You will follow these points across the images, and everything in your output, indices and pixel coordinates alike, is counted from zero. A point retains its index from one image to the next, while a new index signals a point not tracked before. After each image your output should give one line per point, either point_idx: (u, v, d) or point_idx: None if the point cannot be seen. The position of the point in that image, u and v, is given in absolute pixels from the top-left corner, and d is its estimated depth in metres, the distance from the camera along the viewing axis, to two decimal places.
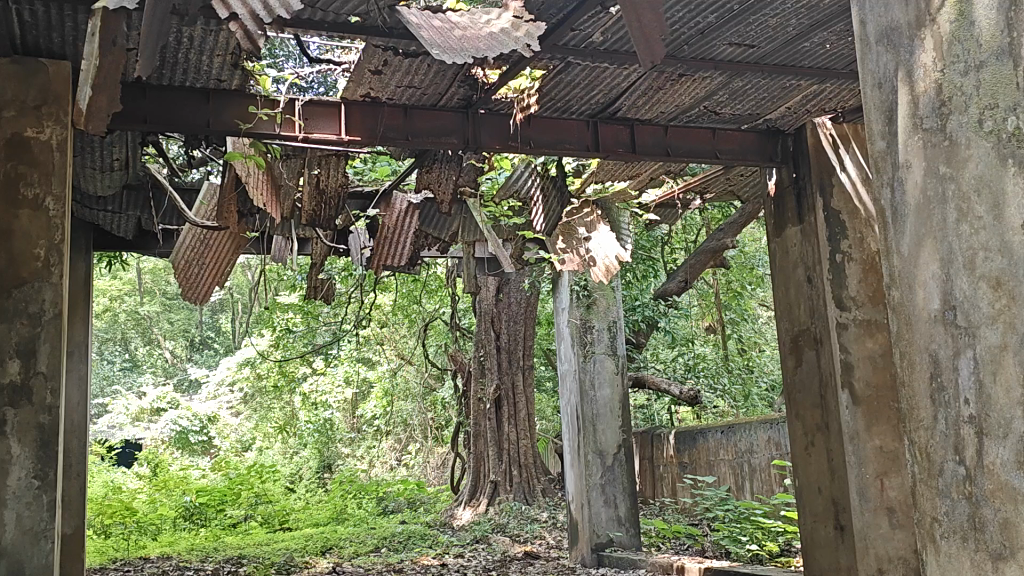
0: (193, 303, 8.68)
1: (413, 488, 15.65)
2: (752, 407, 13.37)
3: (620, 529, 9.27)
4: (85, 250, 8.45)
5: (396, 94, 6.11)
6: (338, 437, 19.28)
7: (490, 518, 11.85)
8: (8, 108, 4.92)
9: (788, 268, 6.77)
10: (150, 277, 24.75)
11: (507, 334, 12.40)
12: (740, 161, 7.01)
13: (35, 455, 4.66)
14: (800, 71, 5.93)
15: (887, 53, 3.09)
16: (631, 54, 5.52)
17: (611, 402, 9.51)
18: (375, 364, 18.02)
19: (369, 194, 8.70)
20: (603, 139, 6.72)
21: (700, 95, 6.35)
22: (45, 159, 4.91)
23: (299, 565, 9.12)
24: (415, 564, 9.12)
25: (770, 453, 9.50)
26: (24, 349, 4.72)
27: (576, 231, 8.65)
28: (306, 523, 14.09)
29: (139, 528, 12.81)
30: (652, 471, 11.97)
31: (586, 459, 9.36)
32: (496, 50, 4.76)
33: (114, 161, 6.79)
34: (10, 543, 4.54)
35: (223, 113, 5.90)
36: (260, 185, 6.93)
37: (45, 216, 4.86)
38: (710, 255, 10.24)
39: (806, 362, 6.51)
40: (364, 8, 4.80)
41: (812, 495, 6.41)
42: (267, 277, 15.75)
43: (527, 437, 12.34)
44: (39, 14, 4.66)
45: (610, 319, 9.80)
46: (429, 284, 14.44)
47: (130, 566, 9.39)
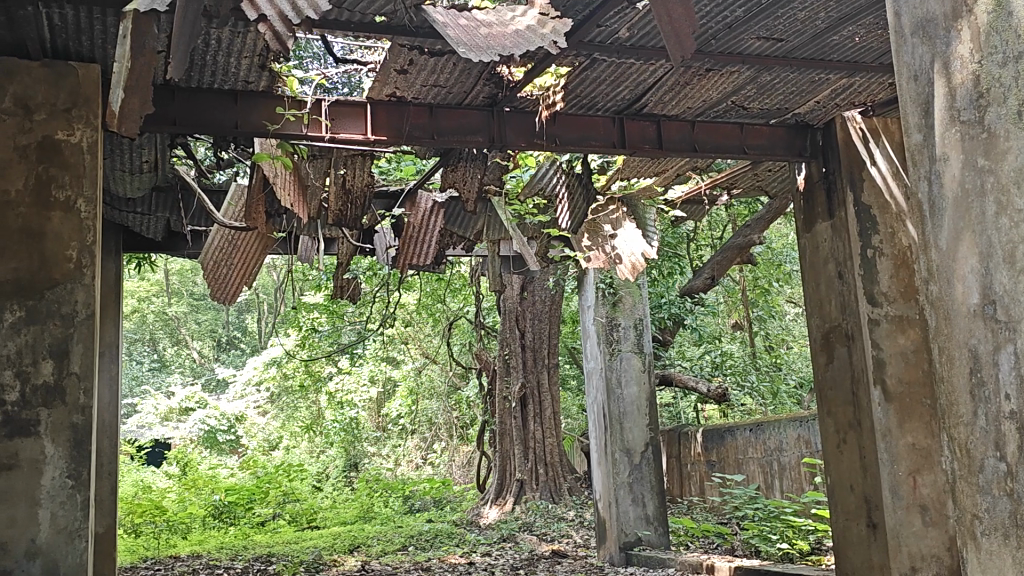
0: (222, 303, 8.72)
1: (439, 487, 15.66)
2: (780, 405, 13.37)
3: (649, 528, 9.23)
4: (115, 251, 8.53)
5: (421, 94, 6.12)
6: (364, 435, 19.37)
7: (517, 516, 11.84)
8: (39, 111, 4.97)
9: (818, 264, 6.71)
10: (177, 278, 25.46)
11: (532, 332, 12.43)
12: (769, 157, 6.94)
13: (68, 454, 4.70)
14: (829, 64, 5.88)
15: (923, 45, 3.05)
16: (658, 49, 5.49)
17: (638, 400, 9.48)
18: (400, 364, 18.18)
19: (394, 193, 8.73)
20: (630, 135, 6.70)
21: (728, 90, 6.30)
22: (76, 161, 4.96)
23: (327, 564, 9.13)
24: (443, 564, 9.08)
25: (800, 450, 9.43)
26: (56, 350, 4.77)
27: (602, 229, 8.62)
28: (334, 521, 14.13)
29: (169, 527, 12.86)
30: (679, 470, 11.93)
31: (613, 457, 9.31)
32: (522, 47, 4.76)
33: (143, 164, 6.85)
34: (44, 542, 4.59)
35: (250, 114, 5.93)
36: (287, 185, 6.93)
37: (76, 217, 4.91)
38: (736, 251, 10.15)
39: (837, 358, 6.45)
40: (391, 8, 4.80)
41: (844, 494, 6.35)
42: (293, 277, 15.86)
43: (553, 435, 12.31)
44: (69, 17, 4.70)
45: (636, 317, 9.75)
46: (453, 283, 14.50)
47: (161, 565, 9.42)
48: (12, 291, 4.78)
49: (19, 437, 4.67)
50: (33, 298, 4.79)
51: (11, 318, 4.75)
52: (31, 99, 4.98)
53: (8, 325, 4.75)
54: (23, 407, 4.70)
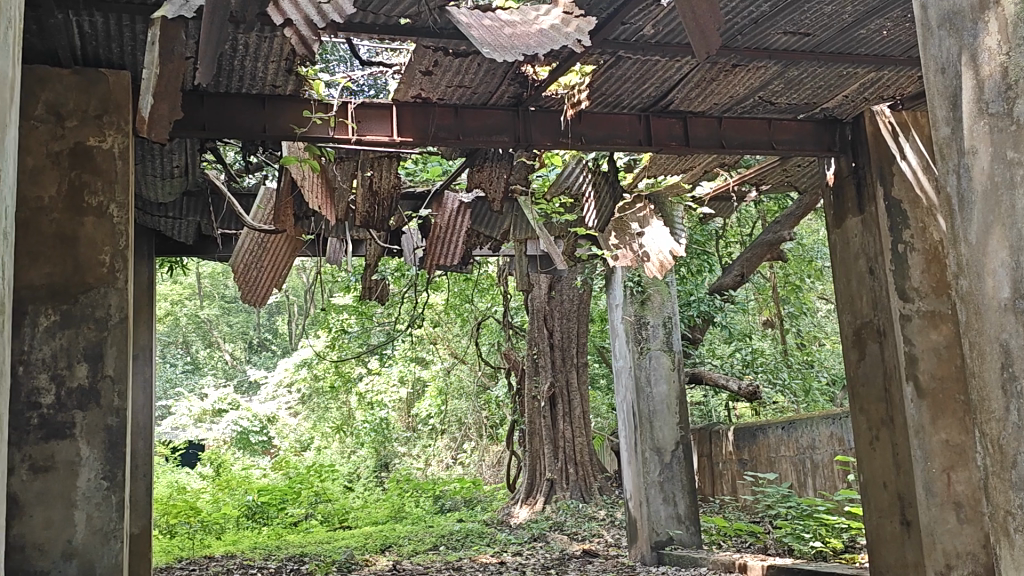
0: (253, 305, 8.78)
1: (469, 487, 15.70)
2: (813, 402, 13.27)
3: (680, 527, 9.19)
4: (148, 255, 8.65)
5: (447, 94, 6.14)
6: (394, 436, 19.48)
7: (547, 516, 11.85)
8: (71, 118, 5.06)
9: (849, 259, 6.65)
10: (209, 281, 25.72)
11: (561, 331, 12.43)
12: (797, 152, 6.90)
13: (103, 456, 4.78)
14: (857, 58, 5.83)
15: (950, 37, 3.02)
16: (683, 46, 5.48)
17: (668, 398, 9.44)
18: (429, 364, 18.25)
19: (421, 194, 8.78)
20: (656, 132, 6.68)
21: (755, 86, 6.27)
22: (107, 167, 5.04)
23: (359, 564, 9.18)
24: (474, 563, 9.08)
25: (832, 448, 9.34)
26: (90, 354, 4.84)
27: (630, 227, 8.53)
28: (366, 521, 14.18)
29: (203, 527, 13.02)
30: (711, 469, 11.88)
31: (643, 457, 9.29)
32: (547, 46, 4.79)
33: (174, 168, 6.95)
34: (81, 543, 4.67)
35: (278, 117, 5.99)
36: (315, 188, 7.00)
37: (109, 223, 4.98)
38: (767, 248, 10.07)
39: (869, 355, 6.39)
40: (415, 10, 4.82)
41: (877, 491, 6.29)
42: (322, 279, 15.97)
43: (582, 435, 12.29)
44: (98, 25, 4.77)
45: (665, 315, 9.73)
46: (481, 283, 14.56)
47: (195, 565, 9.51)
48: (46, 296, 4.86)
49: (56, 439, 4.75)
50: (67, 303, 4.87)
51: (46, 322, 4.83)
52: (63, 106, 5.07)
53: (43, 329, 4.82)
54: (59, 409, 4.78)
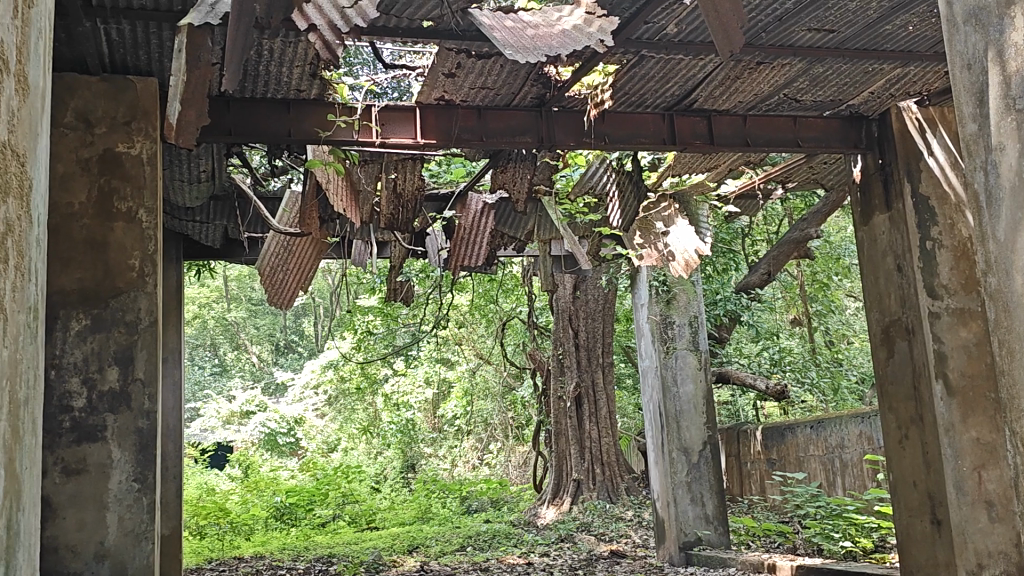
0: (279, 307, 8.85)
1: (496, 488, 15.72)
2: (842, 401, 13.15)
3: (709, 527, 9.16)
4: (176, 259, 8.75)
5: (470, 96, 6.15)
6: (421, 436, 19.50)
7: (574, 516, 11.84)
8: (99, 125, 5.13)
9: (877, 257, 6.60)
10: (236, 284, 25.94)
11: (586, 331, 12.43)
12: (823, 149, 6.86)
13: (134, 458, 4.85)
14: (882, 54, 5.78)
15: (976, 33, 3.00)
16: (707, 44, 5.46)
17: (695, 398, 9.41)
18: (454, 364, 18.29)
19: (445, 197, 8.83)
20: (680, 131, 6.66)
21: (780, 83, 6.23)
22: (136, 173, 5.10)
23: (387, 564, 9.24)
24: (501, 564, 9.10)
25: (861, 447, 9.27)
26: (121, 357, 4.91)
27: (654, 226, 8.38)
28: (393, 522, 14.26)
29: (232, 528, 13.15)
30: (739, 469, 11.82)
31: (670, 457, 9.26)
32: (569, 47, 4.79)
33: (201, 173, 7.01)
34: (113, 544, 4.73)
35: (302, 121, 6.04)
36: (339, 191, 7.06)
37: (138, 228, 5.05)
38: (794, 245, 9.96)
39: (898, 353, 6.34)
40: (437, 13, 4.84)
41: (907, 490, 6.25)
42: (347, 281, 16.06)
43: (608, 435, 12.28)
44: (126, 32, 4.83)
45: (691, 314, 9.70)
46: (505, 283, 14.59)
47: (225, 566, 9.59)
48: (77, 300, 4.93)
49: (88, 442, 4.82)
50: (98, 307, 4.94)
51: (78, 327, 4.90)
52: (92, 113, 5.14)
53: (74, 333, 4.89)
54: (91, 412, 4.85)
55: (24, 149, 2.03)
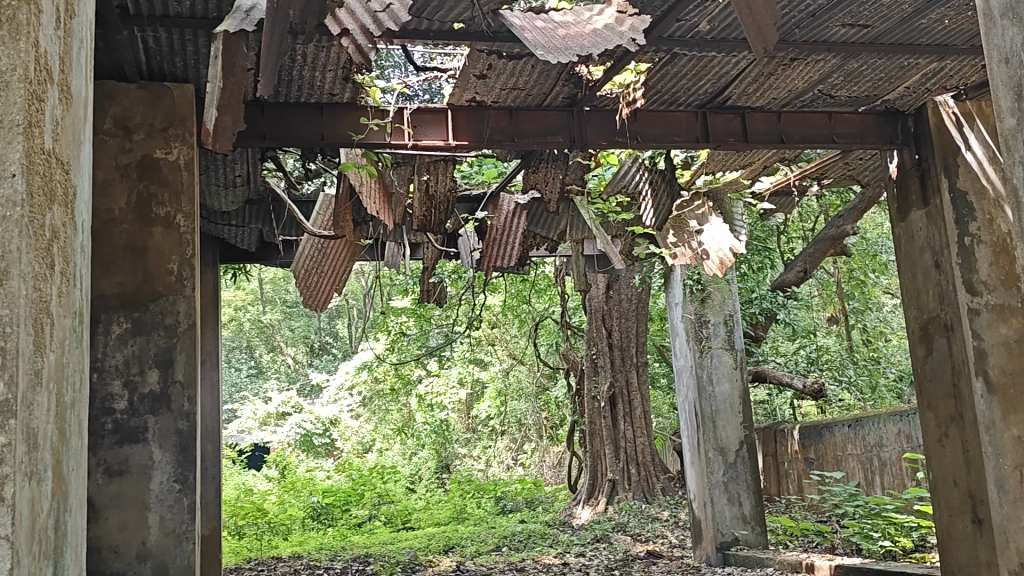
0: (315, 309, 8.92)
1: (530, 488, 15.74)
2: (880, 399, 12.94)
3: (746, 528, 9.10)
4: (213, 263, 8.87)
5: (501, 97, 6.18)
6: (455, 437, 19.50)
7: (610, 516, 11.81)
8: (138, 131, 5.22)
9: (914, 253, 6.53)
10: (271, 286, 26.22)
11: (620, 330, 12.40)
12: (859, 145, 6.80)
13: (174, 459, 4.93)
14: (917, 49, 5.72)
15: (1014, 27, 2.96)
16: (740, 41, 5.43)
17: (730, 398, 9.36)
18: (488, 365, 18.33)
19: (476, 198, 8.96)
20: (713, 129, 6.63)
21: (814, 79, 6.18)
22: (174, 179, 5.18)
23: (423, 564, 9.29)
24: (537, 564, 9.12)
25: (900, 446, 9.16)
26: (161, 360, 4.99)
27: (688, 224, 8.38)
28: (428, 522, 14.32)
29: (270, 528, 13.30)
30: (776, 468, 11.73)
31: (707, 457, 9.21)
32: (601, 46, 4.78)
33: (236, 177, 7.11)
34: (154, 544, 4.82)
35: (335, 124, 6.10)
36: (373, 194, 7.10)
37: (176, 233, 5.13)
38: (830, 243, 9.82)
39: (937, 351, 6.26)
40: (469, 14, 4.88)
41: (947, 489, 6.17)
42: (381, 283, 16.17)
43: (644, 435, 12.24)
44: (162, 40, 4.91)
45: (726, 313, 9.65)
46: (538, 284, 14.61)
47: (264, 565, 9.69)
48: (118, 304, 5.01)
49: (129, 444, 4.90)
50: (138, 311, 5.02)
51: (119, 330, 4.98)
52: (130, 120, 5.22)
53: (115, 336, 4.97)
54: (132, 414, 4.93)
55: (67, 158, 2.08)
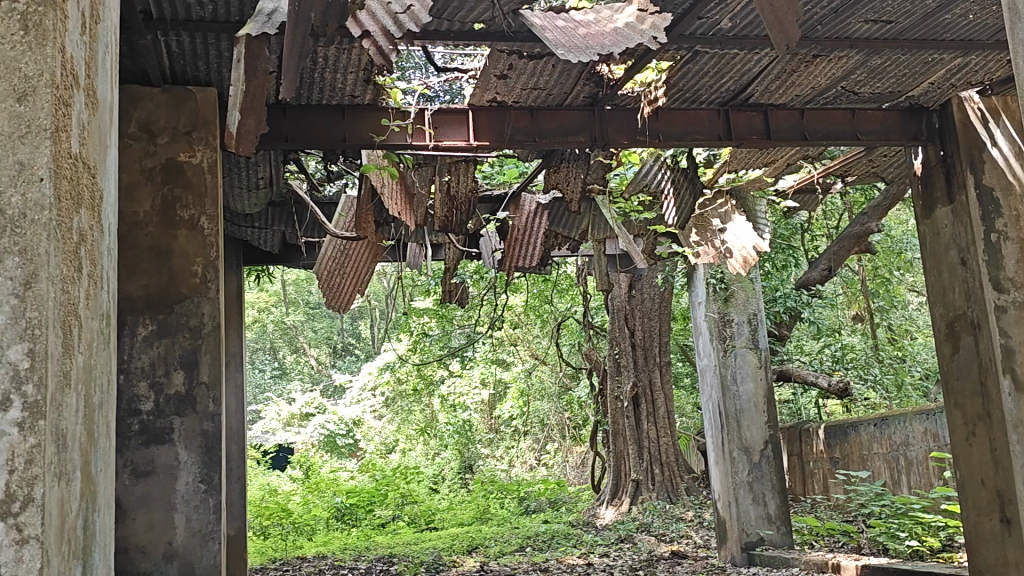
0: (337, 310, 8.94)
1: (553, 488, 15.74)
2: (906, 398, 12.76)
3: (771, 527, 9.05)
4: (237, 265, 8.95)
5: (522, 97, 6.18)
6: (478, 437, 19.49)
7: (634, 517, 11.79)
8: (162, 135, 5.27)
9: (939, 250, 6.47)
10: (294, 288, 26.40)
11: (642, 330, 12.37)
12: (883, 142, 6.74)
13: (200, 460, 4.97)
14: (942, 44, 5.67)
15: None
16: (761, 38, 5.40)
17: (755, 397, 9.32)
18: (510, 365, 18.34)
19: (498, 198, 8.97)
20: (736, 126, 6.60)
21: (837, 75, 6.14)
22: (198, 181, 5.23)
23: (447, 564, 9.31)
24: (560, 564, 9.13)
25: (927, 445, 9.07)
26: (186, 361, 5.03)
27: (711, 223, 8.30)
28: (452, 522, 14.34)
29: (295, 528, 13.39)
30: (802, 468, 11.65)
31: (731, 456, 9.18)
32: (621, 45, 4.78)
33: (259, 180, 7.17)
34: (181, 545, 4.86)
35: (357, 126, 6.12)
36: (394, 195, 7.07)
37: (200, 235, 5.17)
38: (854, 241, 9.73)
39: (963, 349, 6.20)
40: (489, 15, 4.88)
41: (974, 488, 6.11)
42: (403, 284, 16.23)
43: (667, 435, 12.20)
44: (185, 44, 4.95)
45: (750, 312, 9.60)
46: (560, 284, 14.62)
47: (289, 565, 9.75)
48: (143, 306, 5.06)
49: (156, 445, 4.95)
50: (163, 313, 5.07)
51: (144, 332, 5.03)
52: (154, 124, 5.27)
53: (141, 338, 5.02)
54: (158, 415, 4.98)
55: (94, 163, 2.10)
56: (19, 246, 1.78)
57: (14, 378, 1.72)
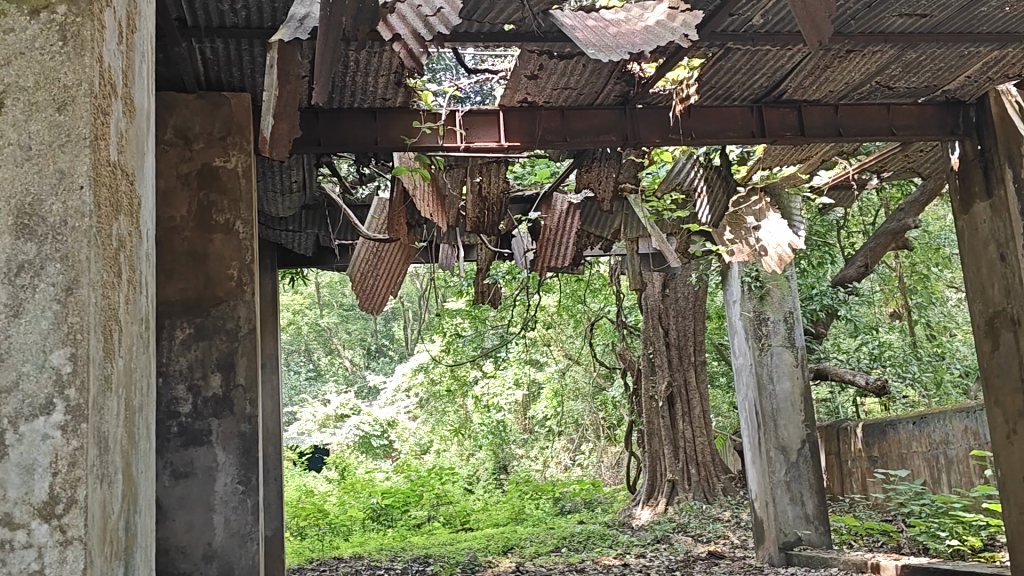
0: (370, 312, 8.99)
1: (589, 488, 15.72)
2: (946, 396, 12.54)
3: (809, 527, 8.96)
4: (272, 268, 9.04)
5: (553, 97, 6.18)
6: (512, 438, 19.55)
7: (671, 517, 11.73)
8: (197, 140, 5.33)
9: (978, 245, 6.41)
10: (328, 290, 26.61)
11: (676, 329, 12.31)
12: (918, 137, 6.64)
13: (238, 461, 5.03)
14: (978, 37, 5.58)
15: None
16: (794, 34, 5.35)
17: (792, 396, 9.24)
18: (544, 365, 18.34)
19: (530, 198, 8.98)
20: (769, 123, 6.54)
21: (872, 70, 6.07)
22: (233, 186, 5.29)
23: (482, 564, 9.35)
24: (597, 564, 9.14)
25: (967, 442, 8.95)
26: (223, 364, 5.09)
27: (745, 221, 8.30)
28: (487, 522, 14.38)
29: (332, 529, 13.51)
30: (840, 467, 11.52)
31: (768, 456, 9.10)
32: (653, 43, 4.75)
33: (293, 183, 7.24)
34: (220, 545, 4.92)
35: (389, 129, 6.15)
36: (426, 197, 7.09)
37: (236, 239, 5.23)
38: (891, 236, 9.56)
39: (1003, 345, 6.11)
40: (519, 16, 4.90)
41: (1016, 486, 6.01)
42: (436, 285, 16.29)
43: (703, 435, 12.13)
44: (219, 50, 5.02)
45: (786, 310, 9.51)
46: (593, 283, 14.60)
47: (326, 565, 9.84)
48: (180, 310, 5.13)
49: (195, 446, 5.02)
50: (200, 316, 5.13)
51: (182, 335, 5.10)
52: (189, 129, 5.34)
53: (179, 341, 5.09)
54: (197, 417, 5.05)
55: (132, 170, 2.14)
56: (60, 252, 1.81)
57: (57, 382, 1.76)
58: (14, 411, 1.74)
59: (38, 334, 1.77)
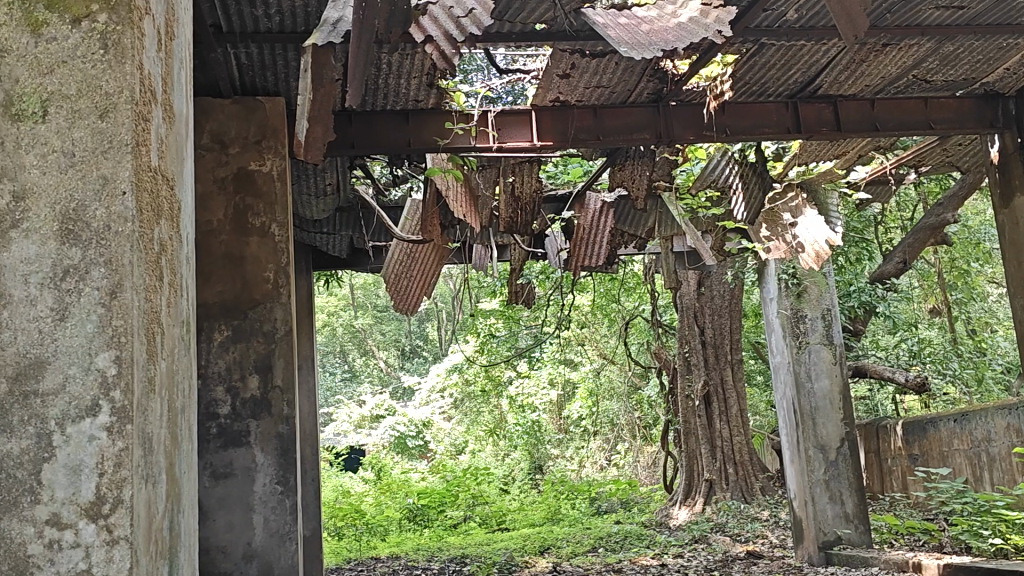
0: (405, 313, 9.03)
1: (625, 488, 15.67)
2: (987, 393, 12.36)
3: (849, 526, 8.86)
4: (307, 270, 9.12)
5: (586, 96, 6.17)
6: (547, 438, 19.55)
7: (708, 517, 11.66)
8: (233, 145, 5.39)
9: (1019, 239, 6.30)
10: (362, 292, 26.78)
11: (712, 328, 12.25)
12: (956, 130, 6.55)
13: (277, 461, 5.08)
14: (1017, 28, 5.49)
15: None
16: (828, 29, 5.30)
17: (830, 394, 9.15)
18: (578, 365, 18.30)
19: (563, 197, 8.97)
20: (804, 119, 6.47)
21: (908, 64, 5.99)
22: (268, 189, 5.35)
23: (519, 564, 9.36)
24: (634, 564, 9.12)
25: (1010, 440, 8.79)
26: (261, 365, 5.15)
27: (782, 218, 8.21)
28: (523, 523, 14.38)
29: (369, 529, 13.60)
30: (880, 466, 11.39)
31: (807, 454, 9.02)
32: (685, 40, 4.76)
33: (327, 186, 7.29)
34: (260, 544, 4.98)
35: (421, 130, 6.18)
36: (459, 198, 7.05)
37: (272, 242, 5.29)
38: (930, 231, 9.45)
39: None
40: (551, 14, 4.92)
41: None
42: (469, 285, 16.31)
43: (741, 435, 12.04)
44: (254, 55, 5.08)
45: (824, 307, 9.39)
46: (627, 282, 14.55)
47: (363, 565, 9.91)
48: (218, 312, 5.19)
49: (234, 447, 5.08)
50: (237, 318, 5.19)
51: (220, 337, 5.16)
52: (226, 134, 5.41)
53: (217, 343, 5.15)
54: (235, 418, 5.11)
55: (173, 175, 2.18)
56: (105, 257, 1.84)
57: (102, 384, 1.79)
58: (60, 413, 1.77)
59: (83, 337, 1.80)
